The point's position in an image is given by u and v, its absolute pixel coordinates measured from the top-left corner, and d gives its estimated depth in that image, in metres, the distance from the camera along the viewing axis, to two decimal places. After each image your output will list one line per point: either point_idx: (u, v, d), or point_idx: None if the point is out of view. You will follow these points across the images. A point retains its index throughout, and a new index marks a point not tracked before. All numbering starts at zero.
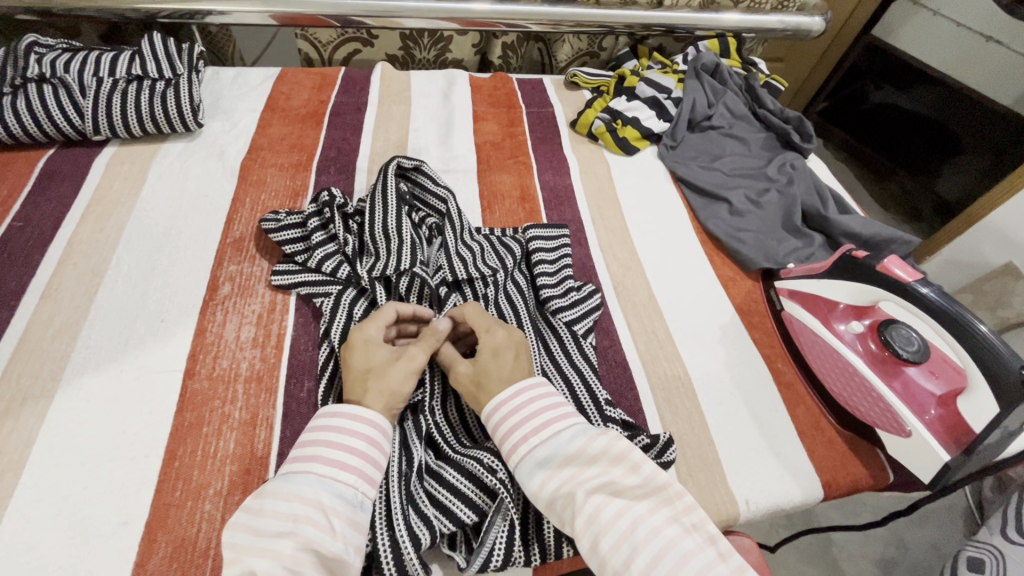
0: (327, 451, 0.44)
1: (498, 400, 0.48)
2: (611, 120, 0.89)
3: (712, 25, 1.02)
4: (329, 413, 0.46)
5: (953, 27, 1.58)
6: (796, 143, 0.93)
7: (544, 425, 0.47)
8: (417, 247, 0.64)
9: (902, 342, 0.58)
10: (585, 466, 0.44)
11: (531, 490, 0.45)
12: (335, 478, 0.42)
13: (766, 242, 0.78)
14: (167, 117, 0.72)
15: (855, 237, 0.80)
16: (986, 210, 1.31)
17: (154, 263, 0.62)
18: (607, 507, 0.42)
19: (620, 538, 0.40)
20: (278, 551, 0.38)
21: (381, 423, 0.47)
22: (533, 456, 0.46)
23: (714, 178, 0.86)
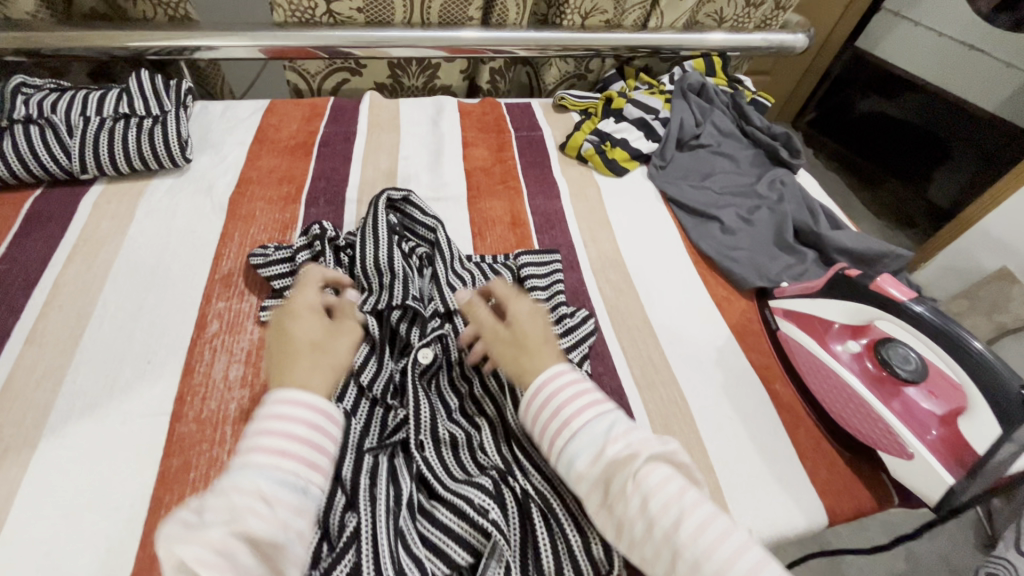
0: (269, 439, 0.42)
1: (549, 372, 0.51)
2: (600, 143, 0.90)
3: (698, 45, 1.03)
4: (270, 402, 0.45)
5: (933, 36, 1.61)
6: (785, 160, 0.94)
7: (596, 397, 0.49)
8: (409, 279, 0.63)
9: (900, 361, 0.58)
10: (638, 432, 0.45)
11: (581, 453, 0.45)
12: (278, 466, 0.41)
13: (758, 260, 0.79)
14: (155, 154, 0.72)
15: (848, 252, 0.80)
16: (976, 216, 1.32)
17: (142, 302, 0.61)
18: (658, 471, 0.42)
19: (670, 501, 0.41)
20: (214, 540, 0.36)
21: (323, 407, 0.45)
22: (586, 425, 0.46)
23: (705, 197, 0.87)
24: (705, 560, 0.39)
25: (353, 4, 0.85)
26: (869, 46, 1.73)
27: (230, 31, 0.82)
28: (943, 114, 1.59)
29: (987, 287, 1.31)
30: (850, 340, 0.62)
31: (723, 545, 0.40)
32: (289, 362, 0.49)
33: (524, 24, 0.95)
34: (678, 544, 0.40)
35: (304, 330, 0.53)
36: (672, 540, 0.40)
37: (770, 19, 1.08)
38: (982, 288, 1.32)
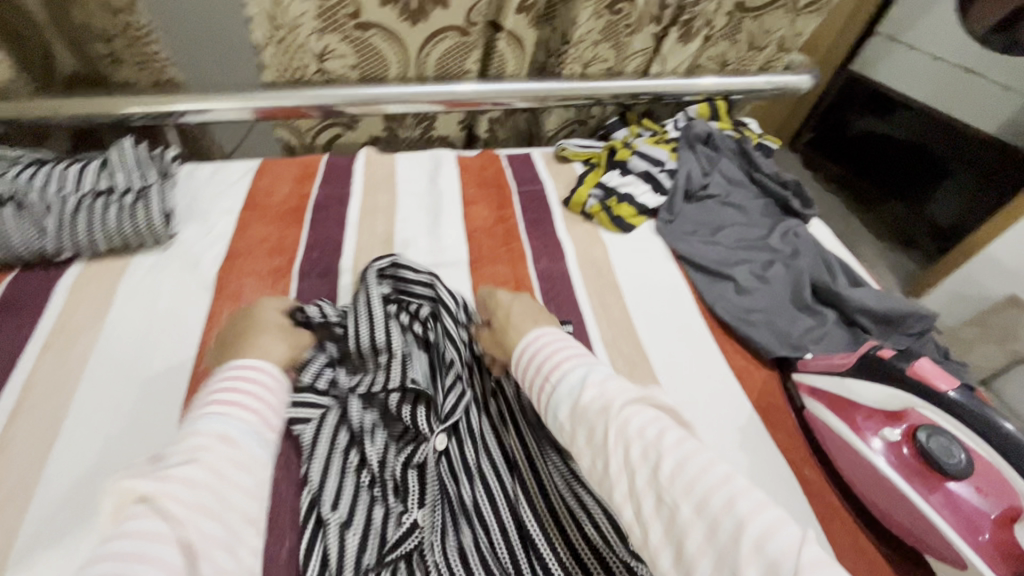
0: (226, 393, 0.45)
1: (532, 335, 0.55)
2: (604, 198, 0.86)
3: (692, 90, 1.00)
4: (230, 367, 0.48)
5: (928, 59, 1.60)
6: (796, 209, 0.91)
7: (582, 355, 0.52)
8: (412, 360, 0.58)
9: (942, 454, 0.54)
10: (615, 384, 0.47)
11: (563, 405, 0.48)
12: (236, 415, 0.44)
13: (777, 325, 0.75)
14: (137, 231, 0.68)
15: (870, 312, 0.76)
16: (984, 241, 1.29)
17: (120, 402, 0.57)
18: (636, 420, 0.44)
19: (648, 446, 0.42)
20: (185, 478, 0.38)
21: (275, 372, 0.49)
22: (566, 376, 0.50)
23: (717, 253, 0.83)
24: (686, 496, 0.39)
25: (346, 61, 0.81)
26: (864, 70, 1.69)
27: (218, 94, 0.79)
28: (932, 132, 1.61)
29: (1000, 314, 1.29)
30: (888, 427, 0.58)
31: (701, 482, 0.40)
32: (254, 337, 0.54)
33: (522, 75, 0.92)
34: (660, 487, 0.40)
35: (273, 317, 0.58)
36: (654, 484, 0.41)
37: (773, 61, 1.05)
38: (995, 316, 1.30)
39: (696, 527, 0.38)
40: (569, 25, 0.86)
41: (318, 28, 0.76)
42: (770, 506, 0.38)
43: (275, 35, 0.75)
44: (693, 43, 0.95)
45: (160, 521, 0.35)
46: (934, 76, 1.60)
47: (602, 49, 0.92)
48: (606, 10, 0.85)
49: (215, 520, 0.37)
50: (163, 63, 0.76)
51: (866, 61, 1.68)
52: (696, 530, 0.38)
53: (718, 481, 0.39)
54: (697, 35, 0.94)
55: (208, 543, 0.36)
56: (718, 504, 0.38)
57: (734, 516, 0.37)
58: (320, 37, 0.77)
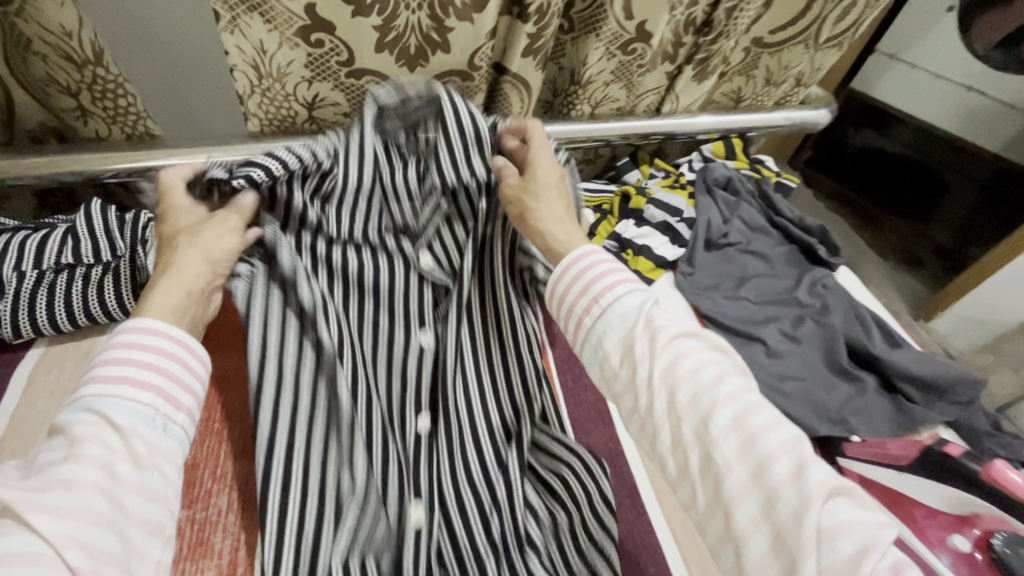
0: (113, 369, 0.40)
1: (579, 251, 0.55)
2: (619, 251, 0.80)
3: (683, 129, 0.92)
4: (117, 333, 0.42)
5: (930, 77, 1.53)
6: (823, 257, 0.85)
7: (631, 283, 0.53)
8: (368, 220, 0.62)
9: (1016, 565, 0.57)
10: (667, 321, 0.50)
11: (613, 332, 0.51)
12: (123, 396, 0.40)
13: (815, 394, 0.68)
14: (105, 309, 0.61)
15: (912, 377, 0.70)
16: (996, 264, 1.30)
17: None
18: (688, 363, 0.47)
19: (700, 392, 0.46)
20: (65, 479, 0.36)
21: (180, 338, 0.43)
22: (614, 304, 0.52)
23: (743, 310, 0.77)
24: (739, 460, 0.43)
25: (338, 109, 0.75)
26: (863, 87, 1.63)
27: (199, 147, 0.72)
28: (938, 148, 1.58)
29: None
30: (958, 534, 0.60)
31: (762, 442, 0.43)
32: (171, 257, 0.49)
33: (528, 117, 0.86)
34: (710, 444, 0.44)
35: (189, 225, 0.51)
36: (704, 438, 0.44)
37: (790, 96, 1.00)
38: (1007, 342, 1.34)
39: (752, 496, 0.42)
40: (578, 65, 0.81)
41: (308, 77, 0.69)
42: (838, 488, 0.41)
43: (260, 84, 0.69)
44: (709, 80, 0.90)
45: (30, 536, 0.34)
46: (936, 95, 1.54)
47: (613, 90, 0.86)
48: (619, 51, 0.79)
49: (102, 529, 0.35)
50: (137, 116, 0.70)
51: (866, 78, 1.62)
52: (750, 503, 0.42)
53: (780, 449, 0.42)
54: (713, 72, 0.88)
55: (98, 555, 0.35)
56: (778, 477, 0.42)
57: (798, 492, 0.40)
58: (310, 85, 0.70)
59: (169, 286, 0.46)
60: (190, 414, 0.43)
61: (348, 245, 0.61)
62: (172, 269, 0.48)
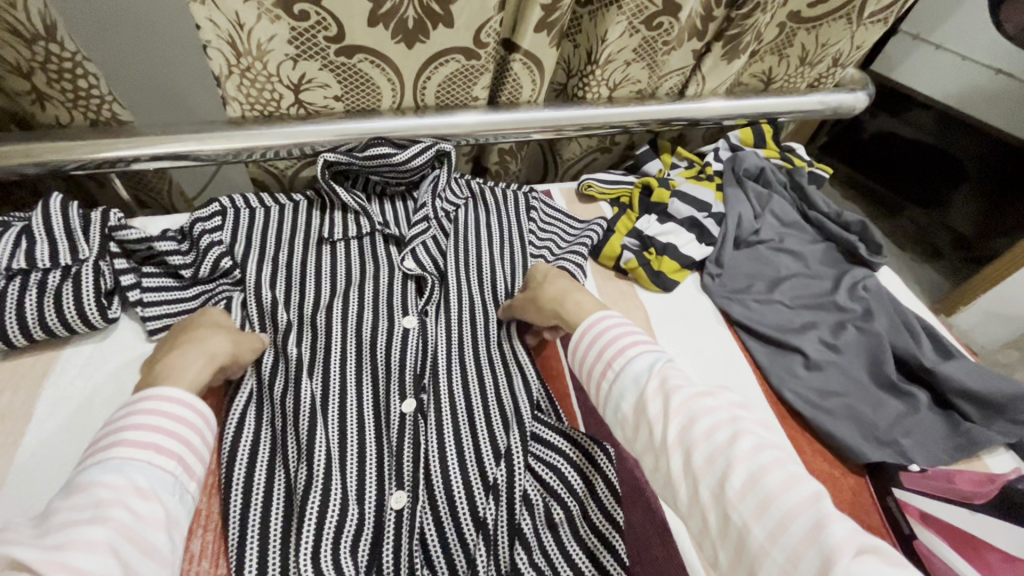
0: (143, 434, 0.40)
1: (596, 316, 0.52)
2: (641, 250, 0.73)
3: (701, 114, 0.84)
4: (139, 399, 0.42)
5: (959, 60, 1.37)
6: (863, 257, 0.78)
7: (644, 344, 0.49)
8: (348, 228, 0.68)
9: None
10: (682, 378, 0.45)
11: (627, 396, 0.46)
12: (150, 461, 0.39)
13: (860, 412, 0.61)
14: (65, 321, 0.54)
15: (968, 393, 0.63)
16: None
17: None
18: (704, 421, 0.42)
19: (716, 452, 0.40)
20: (91, 541, 0.33)
21: (200, 407, 0.43)
22: (629, 366, 0.47)
23: (777, 316, 0.70)
24: (757, 519, 0.37)
25: (329, 92, 0.67)
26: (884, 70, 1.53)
27: (174, 136, 0.64)
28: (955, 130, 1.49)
29: None
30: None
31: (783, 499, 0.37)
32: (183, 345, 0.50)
33: (540, 101, 0.78)
34: (726, 504, 0.38)
35: (214, 318, 0.54)
36: (719, 499, 0.39)
37: (824, 77, 0.92)
38: None
39: (771, 556, 0.36)
40: (597, 43, 0.72)
41: (293, 55, 0.61)
42: (865, 544, 0.34)
43: (239, 64, 0.60)
44: (739, 60, 0.81)
45: None
46: (967, 77, 1.39)
47: (634, 70, 0.78)
48: (643, 25, 0.71)
49: None
50: (100, 100, 0.62)
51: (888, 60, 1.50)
52: (769, 563, 0.35)
53: (800, 505, 0.36)
54: (745, 51, 0.79)
55: None
56: (796, 536, 0.35)
57: (819, 550, 0.34)
58: (295, 64, 0.62)
59: (186, 363, 0.48)
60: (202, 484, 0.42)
61: (340, 243, 0.66)
62: (195, 348, 0.49)
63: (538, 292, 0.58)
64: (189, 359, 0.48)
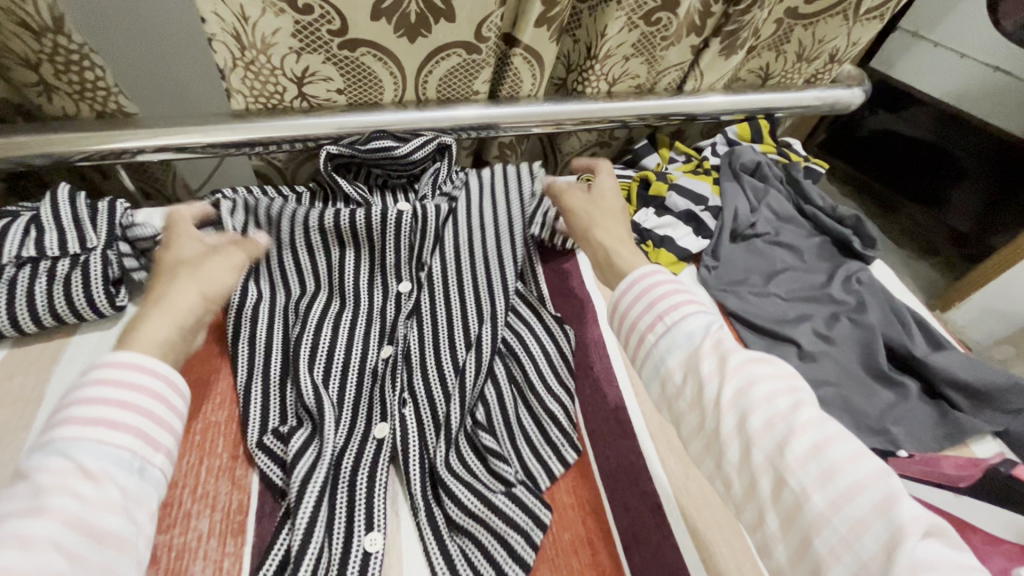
0: (84, 411, 0.38)
1: (648, 268, 0.51)
2: (639, 242, 0.74)
3: (699, 109, 0.84)
4: (84, 375, 0.41)
5: (955, 57, 1.44)
6: (858, 250, 0.79)
7: (696, 306, 0.48)
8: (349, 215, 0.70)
9: None
10: (738, 345, 0.44)
11: (676, 351, 0.45)
12: (101, 439, 0.37)
13: (852, 402, 0.63)
14: (74, 308, 0.55)
15: (959, 383, 0.64)
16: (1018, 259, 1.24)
17: None
18: (764, 386, 0.41)
19: (776, 417, 0.39)
20: (29, 532, 0.32)
21: (158, 376, 0.42)
22: (680, 322, 0.46)
23: (772, 308, 0.71)
24: (817, 488, 0.36)
25: (331, 85, 0.68)
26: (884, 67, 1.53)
27: (179, 127, 0.65)
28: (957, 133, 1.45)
29: None
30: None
31: (844, 474, 0.36)
32: (159, 292, 0.50)
33: (540, 95, 0.79)
34: (783, 468, 0.37)
35: (180, 254, 0.55)
36: (776, 463, 0.38)
37: (821, 73, 0.93)
38: None
39: (831, 527, 0.35)
40: (596, 37, 0.73)
41: (296, 49, 0.62)
42: (934, 525, 0.34)
43: (243, 57, 0.61)
44: (737, 56, 0.82)
45: None
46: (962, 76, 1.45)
47: (633, 65, 0.79)
48: (641, 21, 0.72)
49: None
50: (106, 92, 0.63)
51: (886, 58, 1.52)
52: (829, 532, 0.35)
53: (867, 479, 0.35)
54: (742, 46, 0.80)
55: None
56: (861, 508, 0.35)
57: (887, 524, 0.34)
58: (298, 57, 0.63)
59: (158, 314, 0.48)
60: (168, 455, 0.41)
61: None
62: (168, 293, 0.50)
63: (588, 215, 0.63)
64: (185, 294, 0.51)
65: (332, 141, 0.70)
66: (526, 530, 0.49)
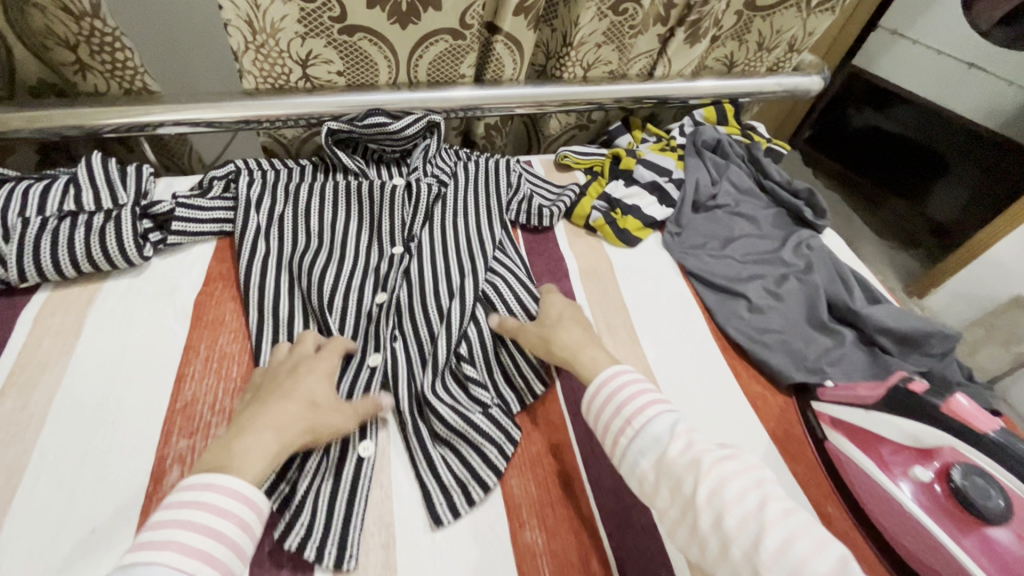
0: (192, 538, 0.39)
1: (612, 371, 0.54)
2: (608, 210, 0.82)
3: (691, 93, 0.94)
4: (198, 490, 0.41)
5: (933, 54, 1.53)
6: (809, 220, 0.87)
7: (662, 403, 0.52)
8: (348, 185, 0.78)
9: (980, 497, 0.50)
10: (703, 441, 0.48)
11: (649, 455, 0.48)
12: (196, 574, 0.38)
13: (794, 346, 0.71)
14: (107, 256, 0.63)
15: (891, 332, 0.72)
16: (986, 245, 1.31)
17: (87, 447, 0.53)
18: (732, 485, 0.44)
19: (747, 514, 0.42)
20: None
21: (258, 506, 0.43)
22: (650, 423, 0.50)
23: (727, 268, 0.79)
24: None
25: (332, 67, 0.76)
26: (868, 62, 1.62)
27: (195, 104, 0.73)
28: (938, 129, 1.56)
29: (1000, 316, 1.34)
30: (919, 466, 0.54)
31: (811, 565, 0.39)
32: (274, 409, 0.48)
33: (521, 79, 0.87)
34: (759, 562, 0.40)
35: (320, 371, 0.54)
36: (752, 557, 0.40)
37: (782, 61, 1.01)
38: (997, 317, 1.35)
39: None
40: (570, 27, 0.81)
41: (301, 34, 0.70)
42: None
43: (254, 41, 0.70)
44: (701, 44, 0.90)
45: None
46: (937, 72, 1.55)
47: (605, 52, 0.87)
48: (610, 11, 0.80)
49: None
50: (134, 71, 0.71)
51: (869, 54, 1.61)
52: None
53: (830, 569, 0.39)
54: (705, 36, 0.89)
55: None
56: None
57: None
58: (303, 41, 0.72)
59: (266, 436, 0.46)
60: None
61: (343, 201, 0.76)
62: (268, 416, 0.48)
63: (552, 337, 0.59)
64: (285, 415, 0.48)
65: (332, 117, 0.78)
66: (500, 443, 0.57)
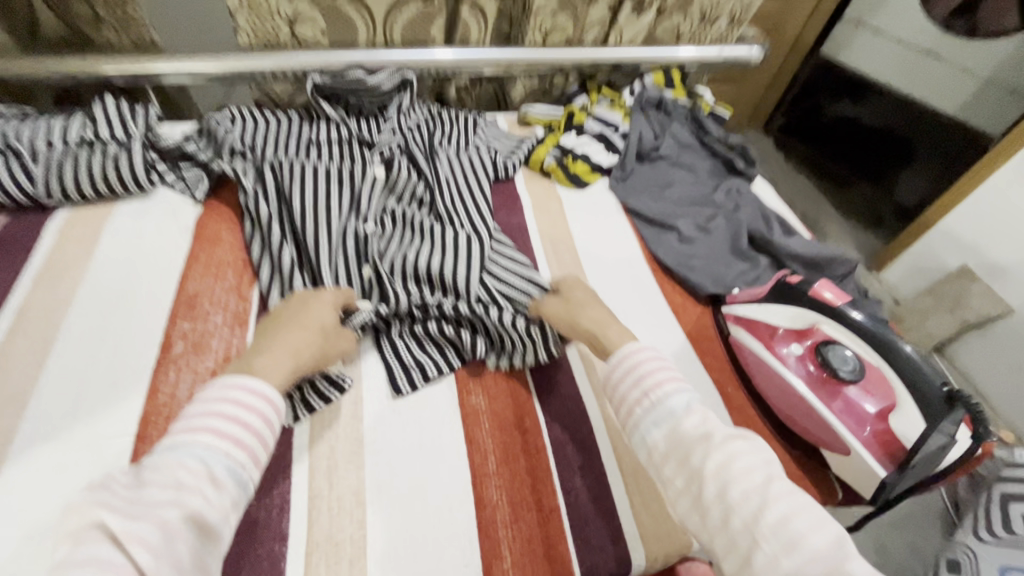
0: (227, 425, 0.45)
1: (634, 347, 0.57)
2: (560, 156, 0.93)
3: (668, 60, 1.07)
4: (228, 390, 0.47)
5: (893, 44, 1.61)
6: (739, 169, 0.98)
7: (678, 380, 0.54)
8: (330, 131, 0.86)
9: (840, 362, 0.62)
10: (716, 420, 0.50)
11: (662, 426, 0.50)
12: (229, 454, 0.44)
13: (715, 268, 0.82)
14: (120, 180, 0.74)
15: (799, 258, 0.83)
16: (933, 220, 1.40)
17: (106, 326, 0.63)
18: (739, 460, 0.46)
19: (752, 490, 0.44)
20: (163, 521, 0.38)
21: (279, 404, 0.49)
22: (666, 395, 0.52)
23: (663, 207, 0.90)
24: (784, 555, 0.41)
25: (316, 26, 0.87)
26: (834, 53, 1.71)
27: (197, 57, 0.84)
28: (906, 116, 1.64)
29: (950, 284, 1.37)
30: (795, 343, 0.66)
31: (807, 542, 0.41)
32: (285, 333, 0.56)
33: (488, 43, 0.98)
34: (758, 533, 0.42)
35: (324, 305, 0.61)
36: (752, 528, 0.42)
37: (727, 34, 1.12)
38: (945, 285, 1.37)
39: None
40: None
41: None
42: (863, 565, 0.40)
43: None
44: (647, 14, 1.02)
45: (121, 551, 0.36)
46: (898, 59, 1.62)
47: (561, 19, 0.98)
48: None
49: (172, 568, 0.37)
50: (141, 25, 0.82)
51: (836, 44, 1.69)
52: None
53: (826, 546, 0.41)
54: (649, 6, 1.00)
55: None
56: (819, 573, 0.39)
57: None
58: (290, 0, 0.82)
59: (281, 352, 0.54)
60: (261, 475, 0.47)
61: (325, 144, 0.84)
62: (284, 338, 0.55)
63: (576, 320, 0.64)
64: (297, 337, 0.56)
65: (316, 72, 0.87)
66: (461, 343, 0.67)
